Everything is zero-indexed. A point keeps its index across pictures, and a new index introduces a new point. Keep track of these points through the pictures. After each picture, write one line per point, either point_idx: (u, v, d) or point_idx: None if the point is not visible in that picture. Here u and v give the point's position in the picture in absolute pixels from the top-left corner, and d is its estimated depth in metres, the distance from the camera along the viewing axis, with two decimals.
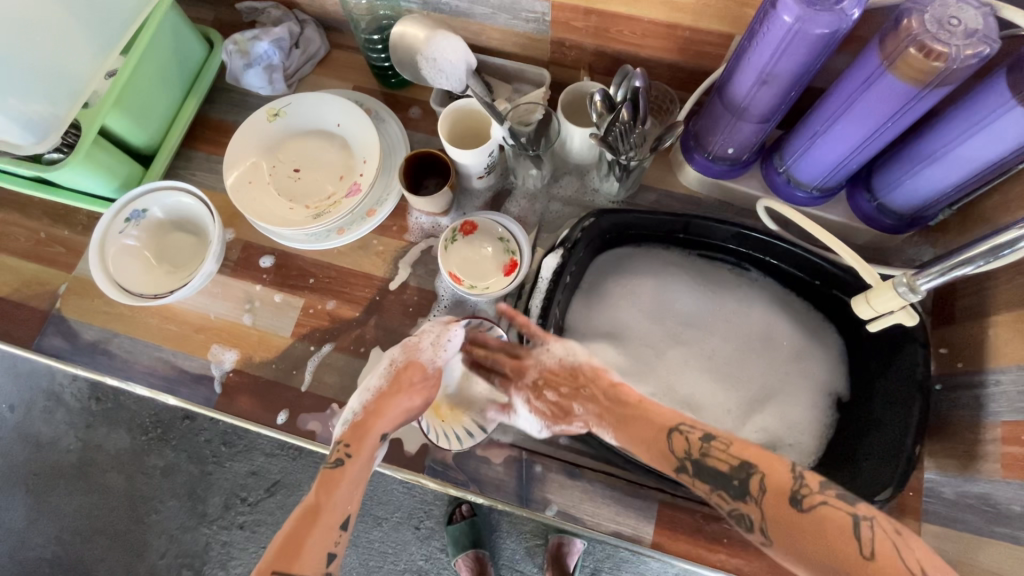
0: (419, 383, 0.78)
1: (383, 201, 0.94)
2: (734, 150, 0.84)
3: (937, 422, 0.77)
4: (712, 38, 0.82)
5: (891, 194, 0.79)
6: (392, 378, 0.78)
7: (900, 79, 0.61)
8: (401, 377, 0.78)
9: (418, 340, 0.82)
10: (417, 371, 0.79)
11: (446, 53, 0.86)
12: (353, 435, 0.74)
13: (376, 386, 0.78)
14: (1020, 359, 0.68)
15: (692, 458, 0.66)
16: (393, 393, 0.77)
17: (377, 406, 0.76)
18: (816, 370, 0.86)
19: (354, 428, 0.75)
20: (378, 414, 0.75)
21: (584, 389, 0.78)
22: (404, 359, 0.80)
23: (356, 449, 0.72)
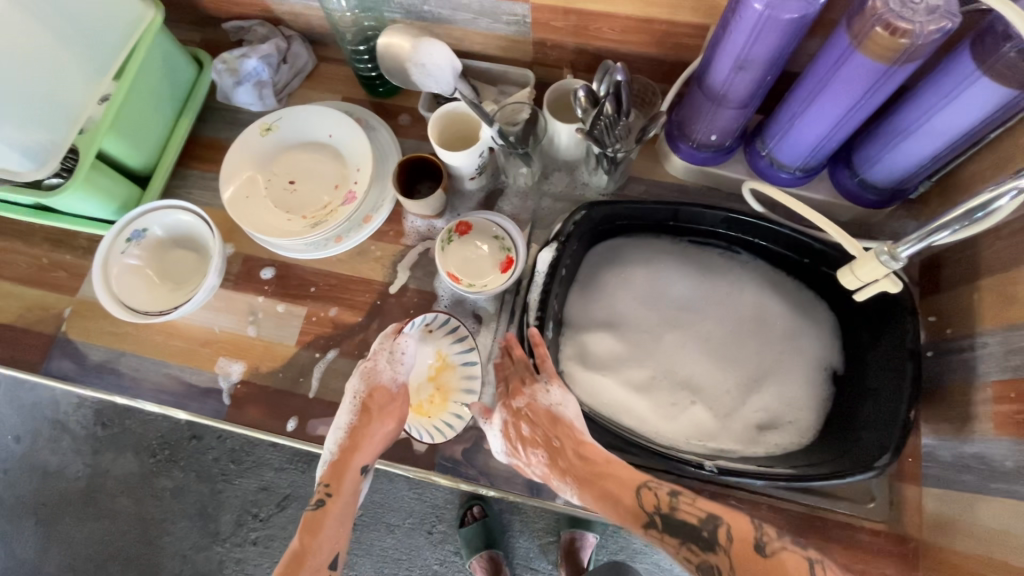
0: (387, 406, 0.83)
1: (379, 207, 0.96)
2: (717, 137, 0.86)
3: (931, 388, 0.80)
4: (688, 30, 0.85)
5: (871, 170, 0.81)
6: (360, 412, 0.82)
7: (869, 57, 0.63)
8: (368, 407, 0.82)
9: (374, 363, 0.86)
10: (382, 395, 0.83)
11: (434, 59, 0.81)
12: (332, 474, 0.80)
13: (349, 422, 0.83)
14: (1004, 319, 0.70)
15: (661, 513, 0.69)
16: (364, 427, 0.81)
17: (353, 441, 0.82)
18: (810, 346, 0.89)
19: (334, 466, 0.81)
20: (354, 449, 0.81)
21: (556, 440, 0.79)
22: (365, 387, 0.84)
23: (338, 485, 0.80)
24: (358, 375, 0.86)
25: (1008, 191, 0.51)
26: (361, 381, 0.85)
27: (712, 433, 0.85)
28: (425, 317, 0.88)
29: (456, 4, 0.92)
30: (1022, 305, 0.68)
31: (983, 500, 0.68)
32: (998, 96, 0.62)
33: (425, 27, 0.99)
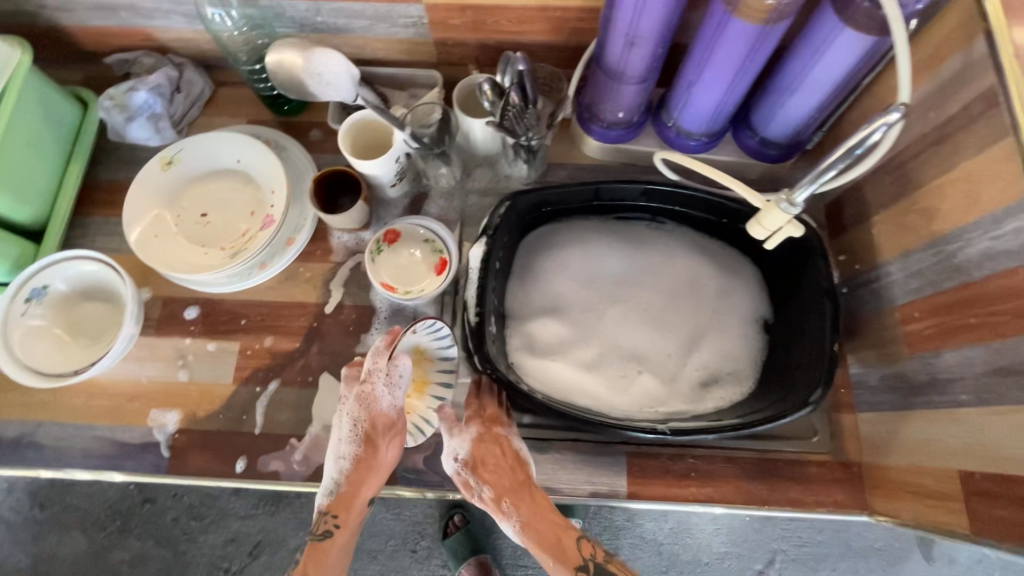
0: (391, 433, 0.80)
1: (301, 228, 0.93)
2: (625, 113, 0.89)
3: (851, 320, 0.85)
4: (582, 14, 0.87)
5: (769, 126, 0.86)
6: (366, 444, 0.79)
7: (744, 20, 0.67)
8: (373, 437, 0.79)
9: (370, 388, 0.79)
10: (386, 424, 0.80)
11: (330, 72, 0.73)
12: (338, 505, 0.79)
13: (352, 453, 0.80)
14: (900, 248, 0.76)
15: (595, 562, 0.77)
16: (371, 460, 0.79)
17: (357, 475, 0.79)
18: (741, 300, 0.93)
19: (339, 497, 0.79)
20: (360, 485, 0.79)
21: (508, 479, 0.79)
22: (366, 416, 0.79)
23: (347, 515, 0.79)
24: (357, 402, 0.80)
25: (882, 125, 0.55)
26: (360, 410, 0.80)
27: (663, 397, 0.88)
28: (413, 326, 0.78)
29: (350, 12, 0.90)
30: (912, 232, 0.74)
31: (907, 416, 0.74)
32: (861, 43, 0.67)
33: (323, 39, 0.96)
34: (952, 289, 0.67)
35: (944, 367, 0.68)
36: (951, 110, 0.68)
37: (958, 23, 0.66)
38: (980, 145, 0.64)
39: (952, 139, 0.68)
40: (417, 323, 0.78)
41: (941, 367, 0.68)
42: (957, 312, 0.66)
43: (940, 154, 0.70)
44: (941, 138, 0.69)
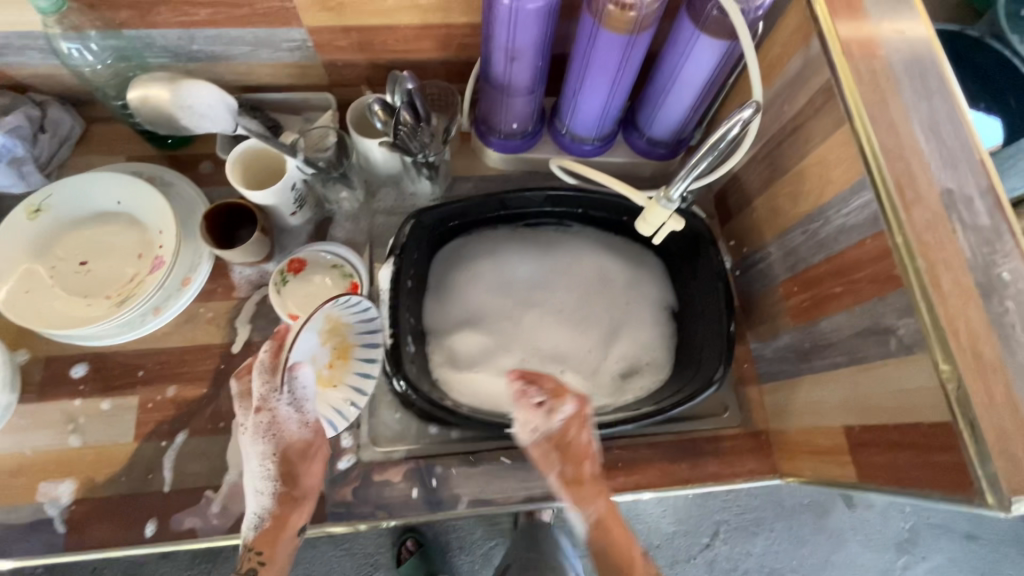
0: (309, 456, 0.77)
1: (198, 266, 0.87)
2: (519, 124, 0.92)
3: (747, 299, 0.92)
4: (466, 30, 0.89)
5: (654, 126, 0.91)
6: (285, 478, 0.76)
7: (611, 31, 0.71)
8: (285, 462, 0.76)
9: (274, 413, 0.77)
10: (302, 449, 0.77)
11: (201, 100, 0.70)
12: (263, 540, 0.74)
13: (273, 487, 0.76)
14: (777, 229, 0.83)
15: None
16: (291, 489, 0.76)
17: (280, 509, 0.76)
18: (649, 291, 0.98)
19: (270, 529, 0.75)
20: (286, 515, 0.75)
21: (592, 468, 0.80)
22: (276, 447, 0.77)
23: (274, 548, 0.74)
24: (265, 429, 0.78)
25: (739, 121, 0.61)
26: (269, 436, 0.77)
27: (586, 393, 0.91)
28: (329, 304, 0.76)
29: (227, 39, 0.87)
30: (785, 214, 0.81)
31: (800, 382, 0.80)
32: (718, 48, 0.73)
33: (203, 67, 0.92)
34: (820, 262, 0.74)
35: (822, 333, 0.75)
36: (801, 102, 0.75)
37: (797, 25, 0.74)
38: (826, 133, 0.71)
39: (805, 128, 0.75)
40: (323, 304, 0.75)
41: (820, 334, 0.75)
42: (826, 283, 0.73)
43: (797, 142, 0.77)
44: (796, 128, 0.77)
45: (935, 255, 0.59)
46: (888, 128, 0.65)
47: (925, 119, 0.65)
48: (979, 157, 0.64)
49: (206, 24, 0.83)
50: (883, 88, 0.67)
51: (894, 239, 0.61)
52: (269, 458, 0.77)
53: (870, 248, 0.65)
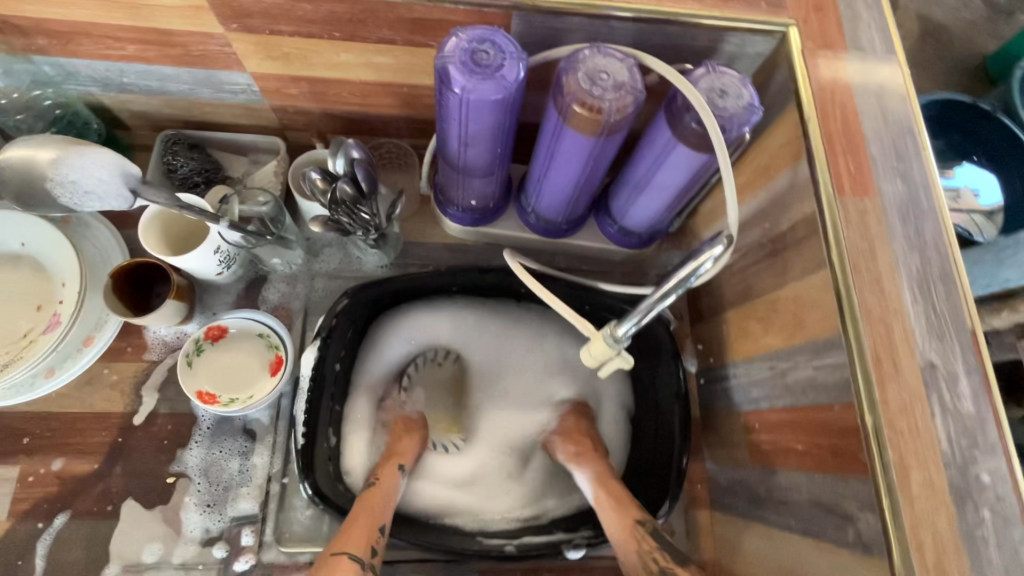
0: (410, 430, 0.80)
1: (103, 324, 0.78)
2: (479, 200, 0.83)
3: (706, 414, 0.85)
4: (430, 92, 0.80)
5: (626, 217, 0.84)
6: (393, 433, 0.79)
7: (577, 131, 0.63)
8: (401, 430, 0.80)
9: (394, 397, 0.84)
10: (407, 424, 0.81)
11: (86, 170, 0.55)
12: (382, 466, 0.75)
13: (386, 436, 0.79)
14: (746, 352, 0.75)
15: None
16: (393, 447, 0.77)
17: (394, 448, 0.77)
18: (607, 388, 0.88)
19: (355, 510, 0.68)
20: (401, 447, 0.77)
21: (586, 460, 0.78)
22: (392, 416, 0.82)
23: (375, 493, 0.71)
24: (377, 439, 0.80)
25: (708, 259, 0.54)
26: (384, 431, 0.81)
27: (539, 501, 0.83)
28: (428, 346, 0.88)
29: (161, 75, 0.78)
30: (754, 339, 0.73)
31: (750, 526, 0.73)
32: (696, 159, 0.65)
33: (137, 99, 0.83)
34: (784, 408, 0.66)
35: (778, 484, 0.67)
36: (783, 226, 0.68)
37: (787, 141, 0.67)
38: (805, 269, 0.63)
39: (784, 255, 0.67)
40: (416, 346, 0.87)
41: (775, 484, 0.67)
42: (788, 433, 0.65)
43: (775, 267, 0.69)
44: (775, 252, 0.69)
45: (905, 446, 0.52)
46: (872, 286, 0.57)
47: (917, 277, 0.58)
48: (970, 330, 0.56)
49: (136, 59, 0.74)
50: (872, 234, 0.59)
51: (862, 420, 0.53)
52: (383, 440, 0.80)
53: (836, 416, 0.57)
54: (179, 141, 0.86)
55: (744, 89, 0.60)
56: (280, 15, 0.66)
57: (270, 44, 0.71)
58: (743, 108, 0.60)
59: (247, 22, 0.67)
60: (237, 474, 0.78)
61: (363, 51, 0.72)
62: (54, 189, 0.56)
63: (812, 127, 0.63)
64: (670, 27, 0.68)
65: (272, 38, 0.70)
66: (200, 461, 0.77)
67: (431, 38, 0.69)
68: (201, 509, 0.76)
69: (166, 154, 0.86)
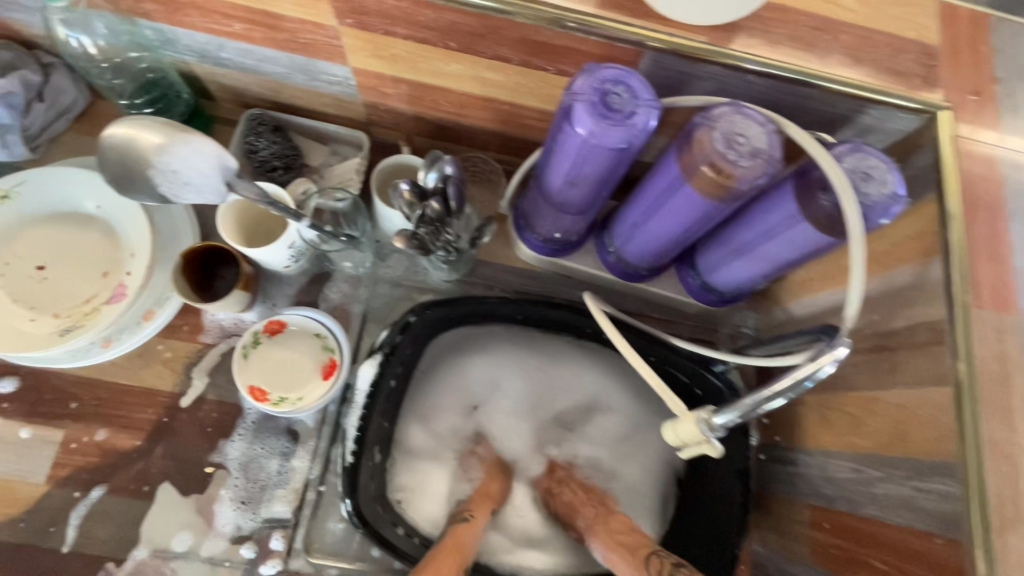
0: (498, 472, 0.81)
1: (165, 301, 0.76)
2: (563, 233, 0.79)
3: (760, 492, 0.79)
4: (531, 113, 0.76)
5: (713, 275, 0.78)
6: (486, 472, 0.81)
7: (697, 191, 0.59)
8: (495, 469, 0.82)
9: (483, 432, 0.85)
10: (502, 465, 0.83)
11: (190, 163, 0.52)
12: (476, 503, 0.77)
13: (477, 473, 0.81)
14: (823, 443, 0.70)
15: None
16: (486, 488, 0.79)
17: (484, 488, 0.79)
18: (654, 442, 0.85)
19: (444, 543, 0.70)
20: (491, 487, 0.79)
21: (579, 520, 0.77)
22: (484, 452, 0.83)
23: (466, 528, 0.73)
24: (466, 468, 0.82)
25: (830, 362, 0.50)
26: (473, 463, 0.82)
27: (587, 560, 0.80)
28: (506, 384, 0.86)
29: (260, 56, 0.75)
30: (836, 433, 0.68)
31: None
32: (815, 241, 0.61)
33: (229, 74, 0.80)
34: (866, 518, 0.62)
35: None
36: (896, 323, 0.62)
37: (916, 234, 0.62)
38: (918, 379, 0.58)
39: (892, 354, 0.62)
40: (479, 378, 0.86)
41: None
42: (868, 546, 0.61)
43: (877, 364, 0.64)
44: (881, 348, 0.64)
45: None
46: (1000, 418, 0.53)
47: None
48: None
49: (239, 37, 0.71)
50: (1010, 360, 0.55)
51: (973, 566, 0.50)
52: (473, 473, 0.81)
53: (938, 549, 0.54)
54: (264, 122, 0.84)
55: (890, 176, 0.55)
56: (399, 18, 0.63)
57: (380, 44, 0.68)
58: (886, 197, 0.55)
59: (363, 19, 0.64)
60: (274, 475, 0.76)
61: (474, 65, 0.68)
62: (156, 179, 0.52)
63: (955, 224, 0.58)
64: (809, 90, 0.62)
65: (385, 38, 0.66)
66: (240, 455, 0.76)
67: (549, 62, 0.65)
68: (235, 505, 0.74)
69: (249, 134, 0.83)
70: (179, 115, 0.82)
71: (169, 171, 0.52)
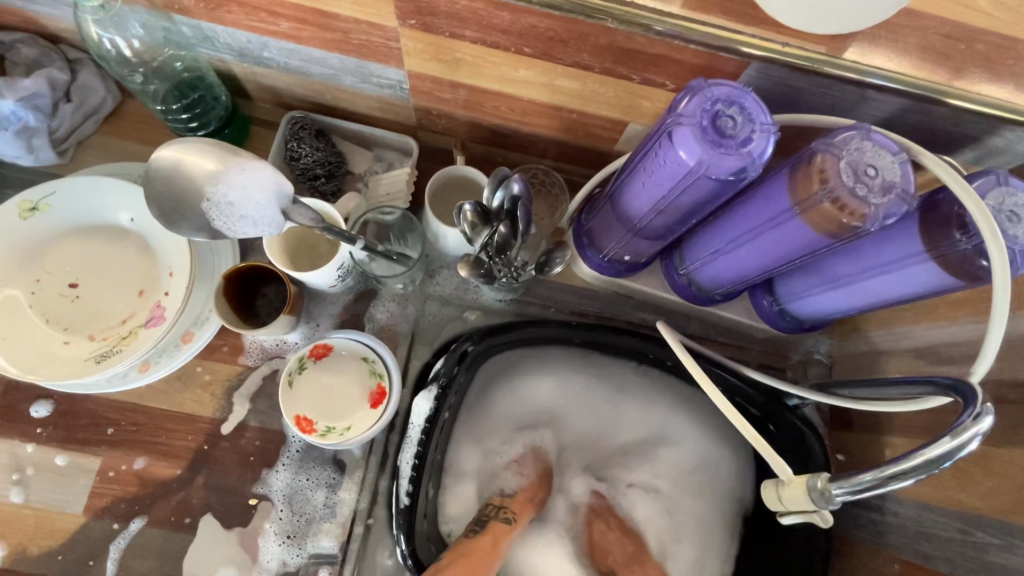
0: (544, 474, 0.76)
1: (205, 322, 0.71)
2: (632, 255, 0.72)
3: (835, 534, 0.73)
4: (602, 122, 0.69)
5: (794, 303, 0.71)
6: (533, 476, 0.76)
7: (809, 225, 0.52)
8: (543, 474, 0.76)
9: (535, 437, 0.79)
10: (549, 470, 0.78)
11: (245, 196, 0.49)
12: (520, 502, 0.72)
13: (524, 470, 0.76)
14: (917, 493, 0.64)
15: None
16: (530, 490, 0.74)
17: (530, 486, 0.74)
18: (721, 477, 0.79)
19: (472, 544, 0.64)
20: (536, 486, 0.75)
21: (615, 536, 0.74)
22: (536, 454, 0.78)
23: (506, 530, 0.68)
24: (520, 461, 0.77)
25: (976, 437, 0.44)
26: (528, 459, 0.77)
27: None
28: (566, 404, 0.81)
29: (307, 57, 0.68)
30: (937, 486, 0.62)
31: None
32: (938, 282, 0.54)
33: (271, 74, 0.74)
34: None
35: None
36: (1022, 374, 0.55)
37: None
38: None
39: (1014, 409, 0.56)
40: (534, 393, 0.80)
41: None
42: None
43: (994, 417, 0.57)
44: (999, 398, 0.57)
45: None
46: None
47: None
48: None
49: (286, 36, 0.65)
50: None
51: None
52: (526, 469, 0.76)
53: None
54: (306, 126, 0.77)
55: None
56: (470, 20, 0.56)
57: (444, 47, 0.61)
58: None
59: (427, 20, 0.57)
60: (321, 508, 0.71)
61: (548, 72, 0.61)
62: (209, 211, 0.49)
63: None
64: (937, 108, 0.55)
65: (449, 41, 0.59)
66: (285, 487, 0.71)
67: (636, 71, 0.58)
68: (281, 540, 0.70)
69: (291, 139, 0.76)
70: (216, 119, 0.75)
71: (222, 202, 0.49)
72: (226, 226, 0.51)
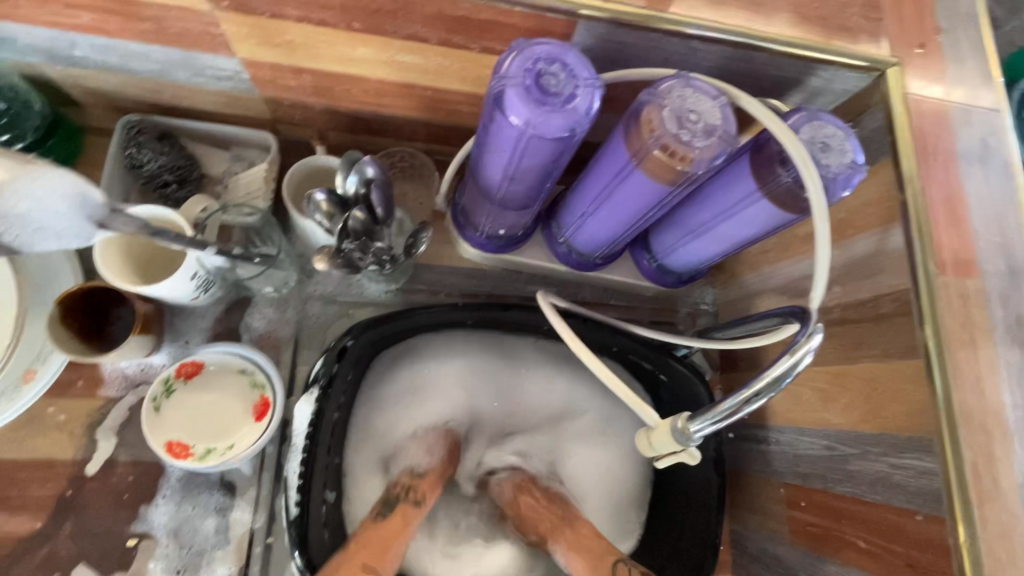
0: (449, 445, 0.75)
1: (48, 355, 0.64)
2: (506, 228, 0.72)
3: (732, 470, 0.77)
4: (458, 97, 0.67)
5: (670, 257, 0.72)
6: (437, 449, 0.74)
7: (650, 176, 0.54)
8: (451, 447, 0.75)
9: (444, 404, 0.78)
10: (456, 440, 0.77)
11: (40, 205, 0.46)
12: (428, 480, 0.71)
13: (433, 437, 0.75)
14: (794, 420, 0.67)
15: None
16: (434, 463, 0.73)
17: (438, 467, 0.73)
18: (625, 431, 0.80)
19: (380, 525, 0.65)
20: (444, 462, 0.74)
21: (561, 518, 0.70)
22: (443, 429, 0.76)
23: (414, 511, 0.68)
24: (428, 438, 0.75)
25: (807, 354, 0.48)
26: (437, 437, 0.75)
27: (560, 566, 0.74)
28: (467, 379, 0.79)
29: (123, 52, 0.62)
30: (807, 410, 0.65)
31: None
32: (774, 217, 0.57)
33: (92, 75, 0.67)
34: (845, 497, 0.60)
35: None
36: (861, 294, 0.60)
37: (875, 200, 0.59)
38: (888, 351, 0.56)
39: (856, 327, 0.60)
40: (432, 372, 0.78)
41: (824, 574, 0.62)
42: (846, 524, 0.60)
43: (843, 338, 0.62)
44: (846, 320, 0.62)
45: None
46: (972, 386, 0.52)
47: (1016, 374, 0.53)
48: None
49: (93, 30, 0.58)
50: (974, 324, 0.54)
51: (957, 542, 0.49)
52: (434, 447, 0.74)
53: (918, 526, 0.53)
54: (144, 130, 0.71)
55: (849, 143, 0.52)
56: None
57: (270, 29, 0.57)
58: (846, 167, 0.51)
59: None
60: (212, 536, 0.66)
61: (386, 47, 0.59)
62: None
63: (912, 187, 0.55)
64: (757, 54, 0.57)
65: (273, 23, 0.56)
66: (168, 520, 0.66)
67: (473, 39, 0.57)
68: None
69: (128, 146, 0.70)
70: (32, 129, 0.68)
71: (12, 214, 0.46)
72: (20, 239, 0.47)
